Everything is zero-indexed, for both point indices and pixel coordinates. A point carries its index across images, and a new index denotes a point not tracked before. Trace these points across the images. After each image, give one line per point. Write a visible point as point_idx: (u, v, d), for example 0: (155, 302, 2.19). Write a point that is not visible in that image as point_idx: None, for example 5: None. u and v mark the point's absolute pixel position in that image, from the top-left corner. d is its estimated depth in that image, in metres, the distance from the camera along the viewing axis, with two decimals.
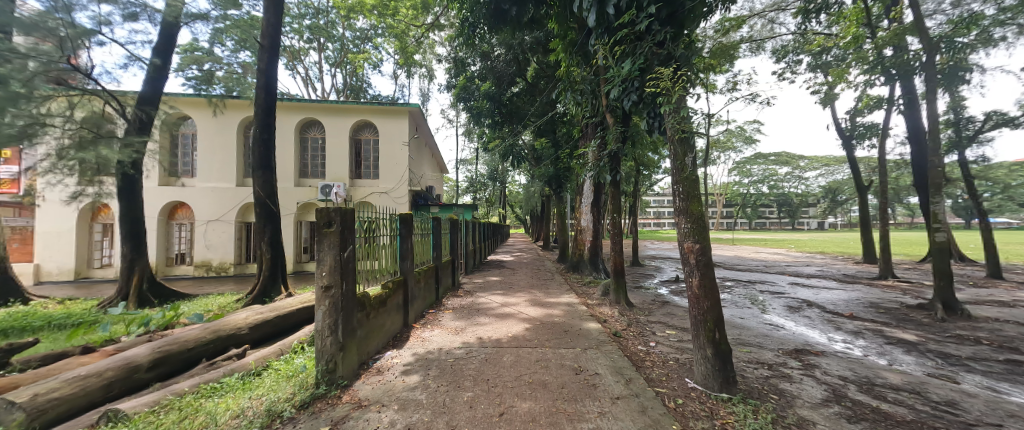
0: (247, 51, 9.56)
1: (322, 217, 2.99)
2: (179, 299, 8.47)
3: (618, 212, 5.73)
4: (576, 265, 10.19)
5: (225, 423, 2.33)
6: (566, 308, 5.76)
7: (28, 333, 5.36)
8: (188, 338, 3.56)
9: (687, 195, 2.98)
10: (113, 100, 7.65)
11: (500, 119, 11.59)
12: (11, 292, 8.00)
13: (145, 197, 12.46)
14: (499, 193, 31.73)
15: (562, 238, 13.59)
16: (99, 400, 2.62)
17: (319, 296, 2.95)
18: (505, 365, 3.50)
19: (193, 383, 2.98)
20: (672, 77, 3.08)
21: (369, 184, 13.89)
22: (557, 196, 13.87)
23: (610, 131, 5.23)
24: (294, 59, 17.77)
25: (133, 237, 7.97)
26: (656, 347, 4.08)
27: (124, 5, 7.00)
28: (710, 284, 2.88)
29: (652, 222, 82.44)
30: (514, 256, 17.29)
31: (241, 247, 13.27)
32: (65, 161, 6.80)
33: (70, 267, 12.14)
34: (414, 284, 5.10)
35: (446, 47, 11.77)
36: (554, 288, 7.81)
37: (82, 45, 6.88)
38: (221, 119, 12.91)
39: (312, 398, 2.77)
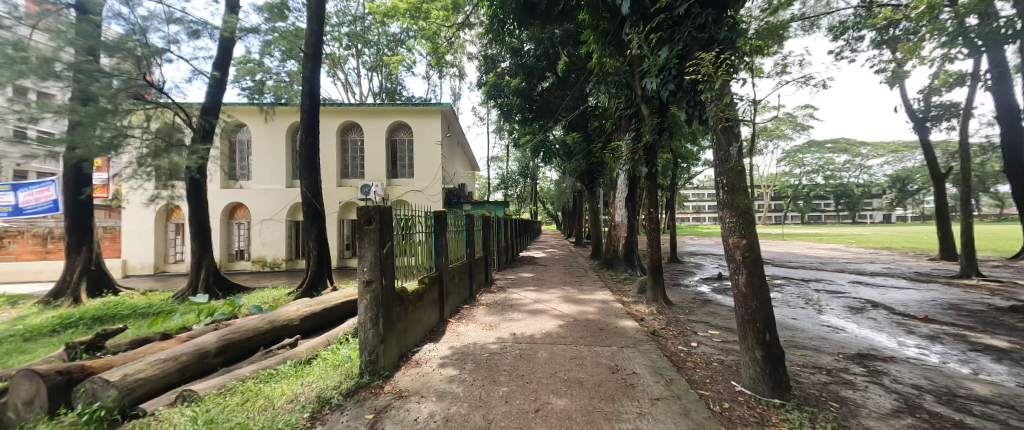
0: (293, 61, 10.19)
1: (363, 215, 3.13)
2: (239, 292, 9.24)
3: (654, 205, 5.46)
4: (611, 262, 9.87)
5: (281, 407, 2.57)
6: (600, 305, 5.63)
7: (119, 322, 6.10)
8: (249, 327, 3.86)
9: (732, 187, 2.81)
10: (181, 112, 8.43)
11: (531, 115, 11.51)
12: (105, 284, 9.03)
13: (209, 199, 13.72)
14: (530, 189, 31.61)
15: (595, 234, 13.26)
16: (177, 381, 2.93)
17: (361, 290, 3.10)
18: (540, 361, 3.48)
19: (253, 369, 3.25)
20: (715, 61, 2.92)
21: (404, 183, 14.43)
22: (590, 191, 13.54)
23: (644, 122, 5.02)
24: (334, 66, 18.72)
25: (201, 235, 8.82)
26: (698, 347, 3.86)
27: (188, 24, 7.70)
28: (759, 282, 2.68)
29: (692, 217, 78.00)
30: (545, 252, 17.31)
31: (291, 244, 14.25)
32: (143, 168, 7.61)
33: (151, 262, 13.68)
34: (449, 279, 5.20)
35: (476, 44, 11.79)
36: (588, 285, 7.61)
37: (156, 63, 7.64)
38: (272, 125, 13.90)
39: (358, 386, 2.95)
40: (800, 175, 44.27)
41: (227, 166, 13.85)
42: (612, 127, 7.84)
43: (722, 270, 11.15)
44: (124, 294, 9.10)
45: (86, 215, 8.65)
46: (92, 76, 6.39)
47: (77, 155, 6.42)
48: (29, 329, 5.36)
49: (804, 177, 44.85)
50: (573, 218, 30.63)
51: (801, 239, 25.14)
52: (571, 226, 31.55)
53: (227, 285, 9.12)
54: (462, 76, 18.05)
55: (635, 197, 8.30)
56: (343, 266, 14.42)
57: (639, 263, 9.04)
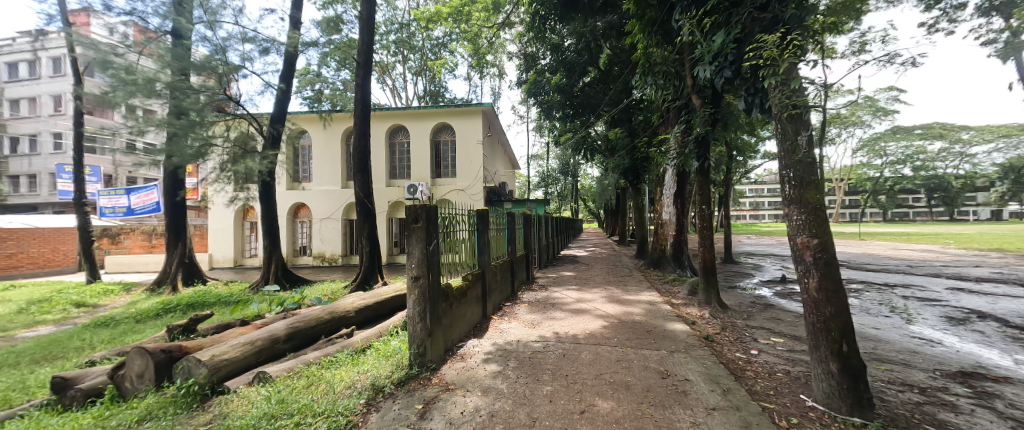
0: (347, 70, 10.91)
1: (411, 213, 3.26)
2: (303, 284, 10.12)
3: (707, 203, 5.11)
4: (659, 262, 9.42)
5: (340, 392, 2.78)
6: (646, 307, 5.40)
7: (208, 308, 6.97)
8: (313, 316, 4.19)
9: (801, 181, 2.54)
10: (254, 121, 9.29)
11: (572, 111, 11.27)
12: (197, 275, 10.33)
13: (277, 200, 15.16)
14: (571, 187, 31.06)
15: (640, 233, 12.74)
16: (254, 363, 3.28)
17: (410, 285, 3.24)
18: (584, 362, 3.41)
19: (316, 355, 3.53)
20: (779, 44, 2.66)
21: (447, 183, 14.89)
22: (634, 188, 13.03)
23: (693, 114, 4.71)
24: (383, 73, 19.83)
25: (271, 232, 9.78)
26: (759, 356, 3.56)
27: (260, 43, 8.56)
28: (833, 286, 2.39)
29: (748, 215, 71.77)
30: (587, 250, 17.00)
31: (345, 241, 15.33)
32: (225, 173, 8.62)
33: (231, 256, 15.46)
34: (491, 277, 5.27)
35: (516, 43, 11.84)
36: (633, 286, 7.34)
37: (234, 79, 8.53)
38: (328, 131, 15.05)
39: (408, 377, 3.10)
40: (880, 166, 38.96)
41: (292, 169, 15.23)
42: (659, 121, 7.51)
43: (785, 272, 10.17)
44: (211, 283, 10.36)
45: (181, 214, 9.95)
46: (184, 92, 7.34)
47: (173, 163, 7.43)
48: (140, 312, 6.31)
49: (886, 168, 39.39)
50: (616, 216, 29.56)
51: (887, 239, 21.97)
52: (614, 224, 30.47)
53: (293, 278, 10.02)
54: (502, 76, 18.21)
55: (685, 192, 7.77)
56: (392, 262, 15.26)
57: (689, 263, 8.54)
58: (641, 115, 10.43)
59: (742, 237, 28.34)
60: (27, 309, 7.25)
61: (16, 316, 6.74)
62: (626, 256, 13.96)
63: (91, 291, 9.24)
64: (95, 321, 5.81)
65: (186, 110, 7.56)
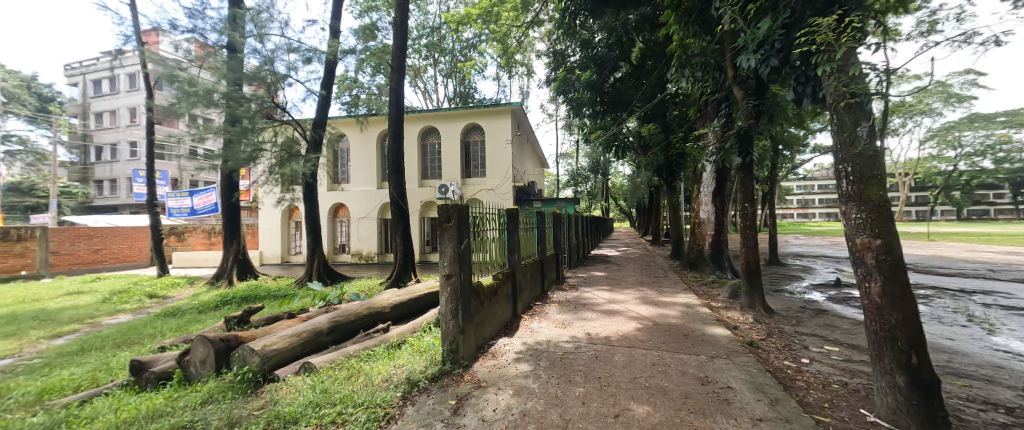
0: (381, 75, 11.33)
1: (443, 213, 3.33)
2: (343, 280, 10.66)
3: (751, 200, 4.82)
4: (696, 263, 9.00)
5: (378, 384, 2.89)
6: (683, 309, 5.19)
7: (259, 301, 7.53)
8: (353, 311, 4.39)
9: (861, 176, 2.33)
10: (298, 127, 9.67)
11: (603, 108, 11.03)
12: (250, 270, 11.16)
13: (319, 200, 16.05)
14: (601, 185, 30.42)
15: (675, 232, 12.24)
16: (300, 354, 3.49)
17: (442, 283, 3.31)
18: (618, 364, 3.33)
19: (355, 349, 3.69)
20: (835, 27, 2.46)
21: (477, 182, 15.08)
22: (668, 186, 12.54)
23: (734, 106, 4.44)
24: (415, 77, 20.46)
25: (314, 231, 10.38)
26: (811, 365, 3.30)
27: (303, 52, 9.09)
28: (901, 291, 2.15)
29: (796, 213, 66.64)
30: (619, 250, 16.57)
31: (381, 240, 15.95)
32: (273, 175, 9.25)
33: (279, 253, 16.59)
34: (522, 276, 5.28)
35: (545, 41, 11.79)
36: (669, 287, 7.06)
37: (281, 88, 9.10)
38: (365, 134, 15.74)
39: (441, 373, 3.17)
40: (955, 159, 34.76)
41: (332, 171, 16.08)
42: (697, 115, 7.18)
43: (840, 276, 9.37)
44: (262, 278, 11.17)
45: (236, 214, 10.80)
46: (238, 101, 7.97)
47: (229, 167, 8.10)
48: (202, 304, 6.93)
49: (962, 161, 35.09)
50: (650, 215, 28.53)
51: (965, 241, 19.50)
52: (648, 223, 29.45)
53: (334, 274, 10.57)
54: (530, 74, 18.16)
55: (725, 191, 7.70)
56: (425, 260, 15.68)
57: (730, 264, 8.10)
58: (676, 110, 10.02)
59: (789, 237, 26.41)
60: (110, 298, 8.21)
61: (101, 305, 7.64)
62: (660, 256, 13.48)
63: (161, 283, 10.30)
64: (165, 311, 6.46)
65: (239, 117, 8.17)
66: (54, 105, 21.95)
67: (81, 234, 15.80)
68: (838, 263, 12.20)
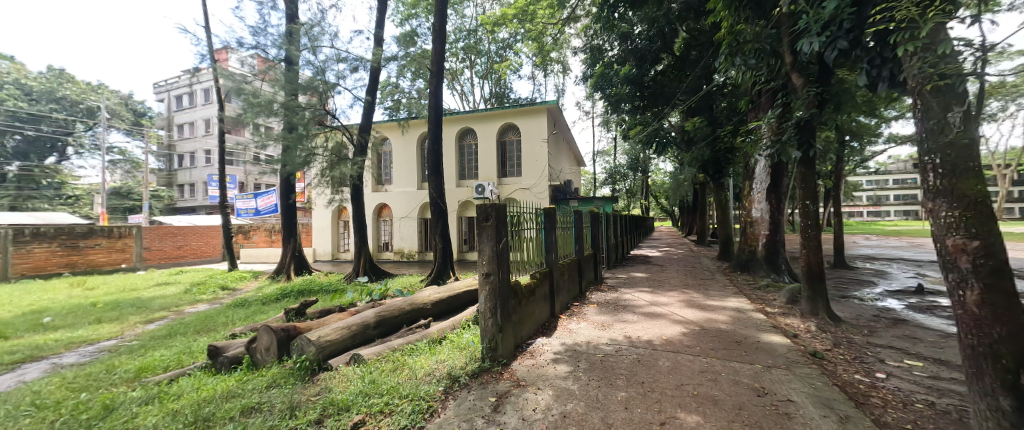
0: (420, 79, 11.73)
1: (482, 212, 3.38)
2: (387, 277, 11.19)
3: (813, 198, 4.42)
4: (748, 265, 8.41)
5: (421, 378, 2.99)
6: (733, 314, 4.86)
7: (313, 294, 8.12)
8: (397, 306, 4.58)
9: (952, 169, 2.04)
10: (347, 131, 10.14)
11: (643, 103, 10.63)
12: (305, 266, 12.06)
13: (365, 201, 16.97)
14: (641, 183, 29.33)
15: (723, 232, 11.55)
16: (350, 345, 3.71)
17: (481, 282, 3.36)
18: (663, 370, 3.18)
19: (400, 343, 3.86)
20: (918, 1, 2.19)
21: (513, 181, 15.21)
22: (715, 183, 11.83)
23: (792, 95, 4.09)
24: (452, 79, 21.03)
25: (360, 230, 10.99)
26: (888, 381, 2.94)
27: (350, 62, 9.65)
28: (1007, 302, 1.84)
29: (864, 210, 59.82)
30: (660, 251, 15.89)
31: (422, 238, 16.56)
32: (324, 178, 9.92)
33: (329, 250, 17.78)
34: (559, 276, 5.24)
35: (582, 37, 11.60)
36: (717, 290, 6.66)
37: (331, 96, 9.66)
38: (406, 136, 16.42)
39: (481, 369, 3.22)
40: None
41: (376, 173, 16.96)
42: (750, 106, 6.72)
43: (922, 281, 8.29)
44: (315, 273, 12.04)
45: (294, 214, 11.72)
46: (295, 110, 8.66)
47: (287, 171, 8.81)
48: (265, 296, 7.60)
49: None
50: (694, 214, 27.01)
51: None
52: (691, 223, 27.88)
53: (378, 271, 11.14)
54: (566, 72, 17.93)
55: (781, 186, 7.41)
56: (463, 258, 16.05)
57: (788, 267, 7.56)
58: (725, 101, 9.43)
59: (857, 238, 23.79)
60: (190, 289, 9.28)
61: (184, 295, 8.65)
62: (706, 257, 12.76)
63: (231, 276, 11.46)
64: (235, 301, 7.17)
65: (295, 125, 8.85)
66: (146, 119, 25.23)
67: (167, 231, 17.97)
68: (919, 267, 10.81)
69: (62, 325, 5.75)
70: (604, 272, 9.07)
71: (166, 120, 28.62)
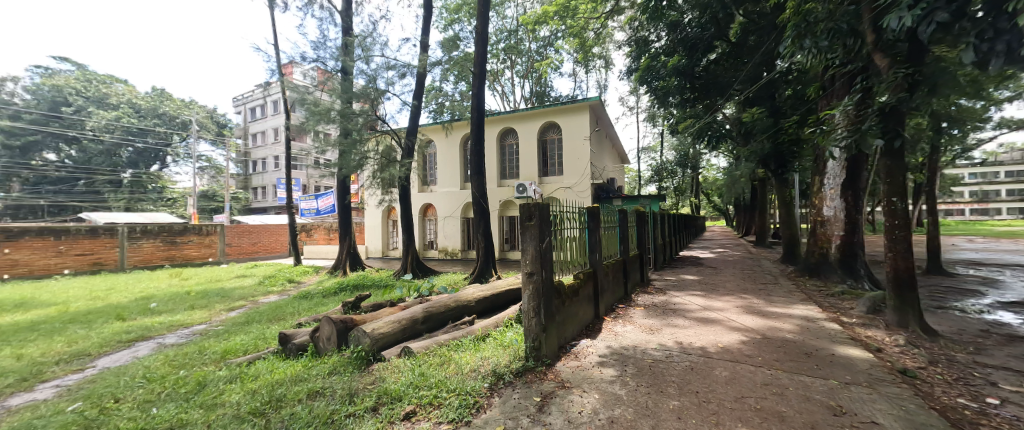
0: (463, 82, 12.05)
1: (525, 212, 3.38)
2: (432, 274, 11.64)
3: (901, 194, 3.90)
4: (818, 269, 7.61)
5: (467, 373, 3.06)
6: (801, 323, 4.43)
7: (366, 289, 8.69)
8: (443, 303, 4.73)
9: None
10: (395, 135, 10.67)
11: (694, 95, 10.04)
12: (359, 262, 12.92)
13: (413, 200, 17.75)
14: (691, 180, 27.68)
15: (788, 232, 10.59)
16: (401, 338, 3.90)
17: (525, 281, 3.36)
18: (720, 379, 2.97)
19: (446, 338, 3.98)
20: None
21: (555, 180, 15.11)
22: (778, 179, 10.85)
23: (874, 79, 3.66)
24: (494, 80, 21.37)
25: (408, 229, 11.53)
26: (1004, 409, 2.49)
27: (399, 69, 10.16)
28: None
29: (966, 208, 51.35)
30: (713, 252, 14.90)
31: (464, 237, 17.01)
32: (376, 179, 10.54)
33: (380, 248, 18.91)
34: (603, 277, 5.10)
35: (626, 29, 11.21)
36: (780, 296, 6.10)
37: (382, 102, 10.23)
38: (451, 138, 16.94)
39: (525, 368, 3.23)
40: None
41: (422, 174, 17.70)
42: (823, 92, 6.09)
43: None
44: (368, 269, 12.85)
45: (349, 214, 12.58)
46: (350, 117, 9.30)
47: (343, 173, 9.52)
48: (325, 289, 8.28)
49: None
50: (752, 212, 24.86)
51: None
52: (748, 222, 25.71)
53: (424, 268, 11.62)
54: (608, 66, 17.40)
55: (859, 182, 6.80)
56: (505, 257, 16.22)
57: (868, 272, 6.83)
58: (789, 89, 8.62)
59: (959, 240, 20.45)
60: (263, 281, 10.41)
61: (258, 287, 9.68)
62: (767, 260, 11.75)
63: (296, 270, 12.63)
64: (300, 294, 7.88)
65: (350, 130, 9.49)
66: (228, 130, 28.58)
67: (245, 230, 20.12)
68: None
69: (164, 310, 6.69)
70: (651, 274, 8.73)
71: (242, 130, 32.13)
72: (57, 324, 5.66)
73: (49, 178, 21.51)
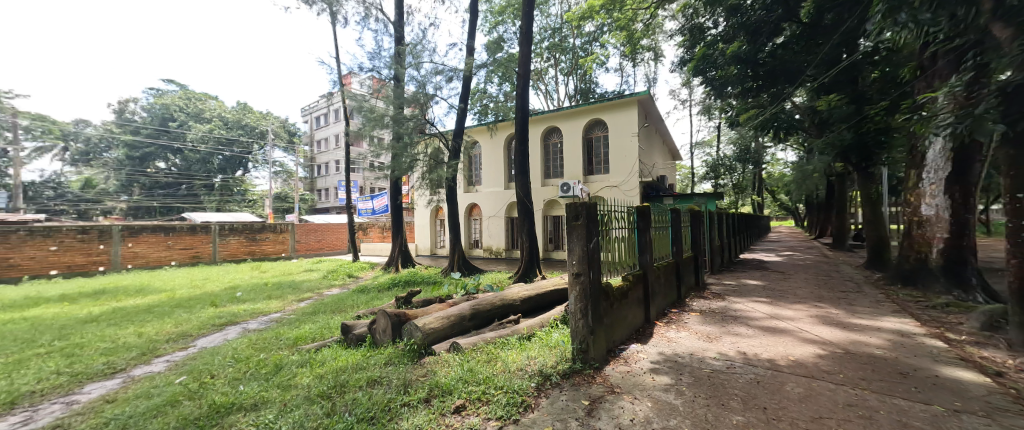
0: (507, 83, 12.20)
1: (571, 211, 3.32)
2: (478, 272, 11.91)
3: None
4: (914, 277, 6.60)
5: (515, 372, 3.08)
6: (893, 339, 3.87)
7: (416, 285, 9.13)
8: (489, 301, 4.81)
9: None
10: (443, 138, 11.09)
11: (757, 83, 9.24)
12: (410, 260, 13.61)
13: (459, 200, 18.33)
14: (753, 176, 25.42)
15: (875, 233, 9.35)
16: (450, 334, 4.04)
17: (571, 281, 3.31)
18: (791, 396, 2.69)
19: (493, 336, 4.05)
20: None
21: (600, 179, 14.73)
22: (862, 173, 9.62)
23: (991, 53, 3.11)
24: (538, 79, 21.38)
25: (456, 228, 11.93)
26: None
27: (447, 73, 10.54)
28: None
29: None
30: (780, 255, 13.56)
31: (509, 237, 17.22)
32: (425, 181, 11.04)
33: (428, 246, 19.79)
34: (654, 279, 4.87)
35: (679, 18, 10.64)
36: (865, 306, 5.39)
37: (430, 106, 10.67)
38: (496, 138, 17.25)
39: (572, 370, 3.18)
40: None
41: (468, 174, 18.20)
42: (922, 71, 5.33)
43: None
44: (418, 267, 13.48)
45: (401, 214, 13.30)
46: (402, 121, 9.85)
47: (395, 175, 10.09)
48: (380, 285, 8.83)
49: None
50: (828, 211, 22.16)
51: None
52: (823, 222, 22.91)
53: (470, 266, 11.94)
54: (658, 58, 16.59)
55: (970, 176, 5.82)
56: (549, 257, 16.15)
57: (982, 282, 5.81)
58: (875, 71, 7.59)
59: None
60: (327, 275, 11.41)
61: (323, 280, 10.62)
62: (847, 265, 10.46)
63: (355, 266, 13.65)
64: (358, 288, 8.48)
65: (402, 134, 10.07)
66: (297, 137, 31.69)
67: (312, 228, 22.14)
68: None
69: (248, 299, 7.59)
70: (708, 278, 8.19)
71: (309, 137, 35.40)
72: (167, 308, 6.67)
73: (160, 184, 24.99)
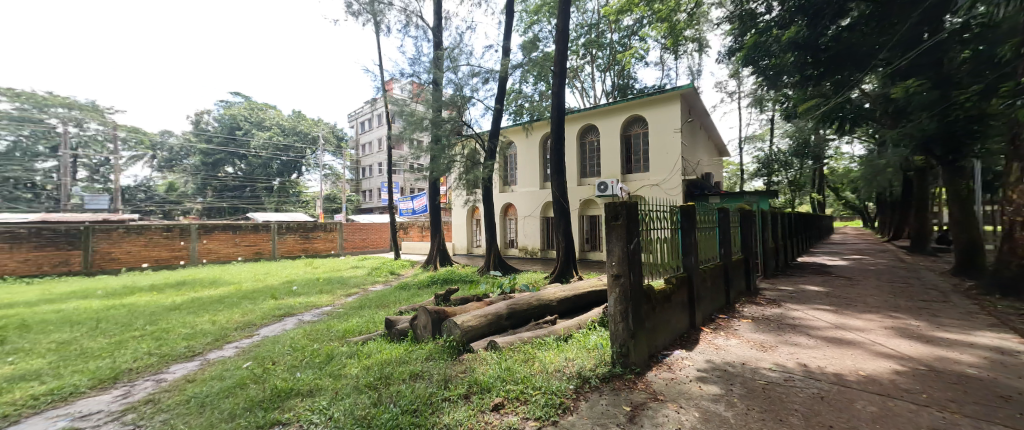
0: (542, 82, 12.17)
1: (610, 211, 3.24)
2: (514, 272, 11.99)
3: None
4: (1016, 286, 5.72)
5: (553, 373, 3.06)
6: (991, 357, 3.37)
7: (454, 283, 9.37)
8: (525, 301, 4.82)
9: None
10: (479, 138, 11.28)
11: (818, 71, 8.48)
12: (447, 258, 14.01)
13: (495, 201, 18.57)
14: (813, 172, 23.27)
15: (968, 236, 8.22)
16: (487, 332, 4.10)
17: (610, 283, 3.24)
18: (862, 415, 2.42)
19: (529, 336, 4.05)
20: None
21: (639, 177, 14.26)
22: (950, 167, 8.49)
23: None
24: (573, 77, 21.11)
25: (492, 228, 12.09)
26: None
27: (483, 75, 10.72)
28: None
29: None
30: (846, 259, 12.30)
31: (544, 236, 17.17)
32: (461, 181, 11.30)
33: (464, 246, 20.25)
34: (700, 282, 4.63)
35: (727, 5, 10.05)
36: (954, 319, 4.74)
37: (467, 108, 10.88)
38: (531, 138, 17.25)
39: (612, 374, 3.10)
40: None
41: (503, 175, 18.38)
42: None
43: None
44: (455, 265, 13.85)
45: (439, 214, 13.72)
46: (440, 123, 10.17)
47: (433, 176, 10.44)
48: (420, 282, 9.16)
49: None
50: (905, 210, 19.70)
51: None
52: (899, 222, 20.40)
53: (505, 266, 12.05)
54: (703, 49, 15.71)
55: None
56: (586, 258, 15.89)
57: None
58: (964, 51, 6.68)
59: None
60: (372, 272, 12.05)
61: (368, 276, 11.24)
62: (929, 271, 9.27)
63: (396, 263, 14.31)
64: (399, 285, 8.87)
65: (440, 136, 10.42)
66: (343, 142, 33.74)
67: (358, 227, 23.45)
68: None
69: (302, 292, 8.21)
70: (762, 282, 7.62)
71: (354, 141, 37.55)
72: (235, 298, 7.41)
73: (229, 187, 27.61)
